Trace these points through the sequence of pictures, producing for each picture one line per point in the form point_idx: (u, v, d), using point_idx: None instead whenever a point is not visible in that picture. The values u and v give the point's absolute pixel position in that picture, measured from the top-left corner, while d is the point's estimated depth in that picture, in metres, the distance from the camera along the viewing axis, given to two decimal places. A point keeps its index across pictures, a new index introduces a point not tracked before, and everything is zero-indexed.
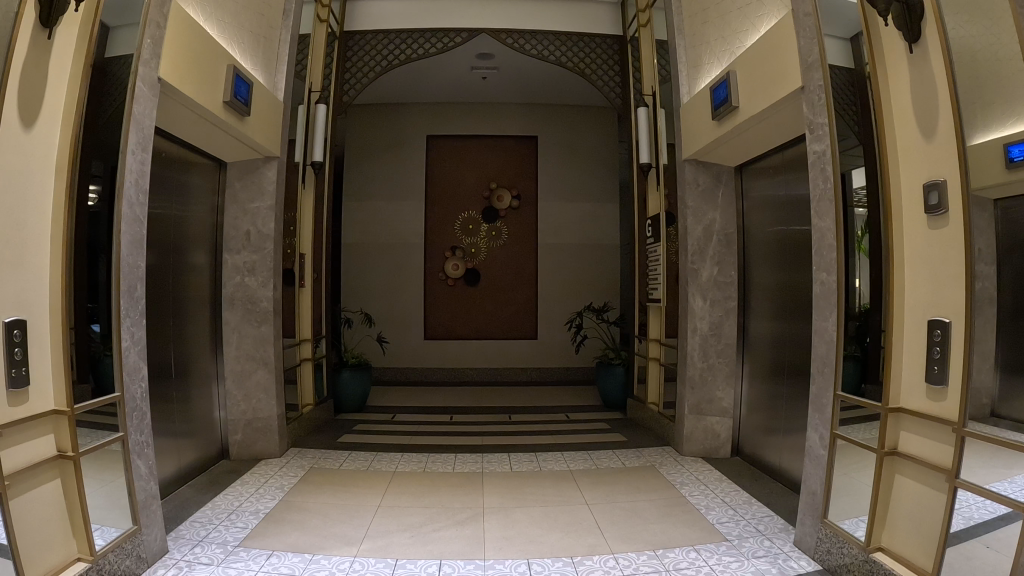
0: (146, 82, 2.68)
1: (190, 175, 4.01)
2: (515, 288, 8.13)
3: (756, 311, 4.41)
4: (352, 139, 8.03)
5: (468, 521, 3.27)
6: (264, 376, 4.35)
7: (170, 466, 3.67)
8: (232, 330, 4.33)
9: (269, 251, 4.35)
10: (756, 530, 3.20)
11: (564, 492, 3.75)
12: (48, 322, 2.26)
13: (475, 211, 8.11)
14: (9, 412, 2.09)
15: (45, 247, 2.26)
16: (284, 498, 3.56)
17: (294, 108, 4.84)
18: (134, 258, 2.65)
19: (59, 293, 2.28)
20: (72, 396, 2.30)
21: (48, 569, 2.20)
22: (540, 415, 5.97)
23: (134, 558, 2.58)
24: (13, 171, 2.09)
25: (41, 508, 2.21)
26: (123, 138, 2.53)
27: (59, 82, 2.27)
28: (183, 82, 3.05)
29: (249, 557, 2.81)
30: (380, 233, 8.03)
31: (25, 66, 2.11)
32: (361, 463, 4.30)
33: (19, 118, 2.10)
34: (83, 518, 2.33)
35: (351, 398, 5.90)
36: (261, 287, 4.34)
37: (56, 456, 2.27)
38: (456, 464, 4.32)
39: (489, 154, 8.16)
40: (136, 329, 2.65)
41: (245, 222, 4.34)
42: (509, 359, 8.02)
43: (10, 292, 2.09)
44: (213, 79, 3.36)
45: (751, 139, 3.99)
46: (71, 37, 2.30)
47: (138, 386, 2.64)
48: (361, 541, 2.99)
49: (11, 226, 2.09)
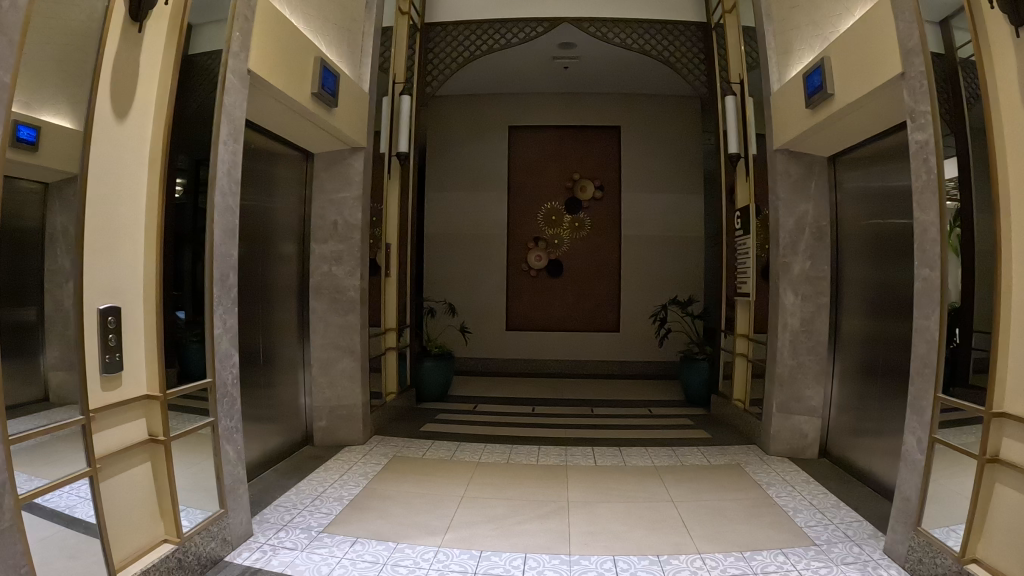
0: (236, 74, 2.72)
1: (278, 167, 4.09)
2: (597, 280, 8.04)
3: (849, 307, 4.21)
4: (435, 130, 8.13)
5: (552, 515, 3.23)
6: (349, 364, 4.40)
7: (256, 449, 3.77)
8: (319, 318, 4.41)
9: (356, 241, 4.40)
10: (846, 536, 3.06)
11: (647, 488, 3.67)
12: (143, 309, 2.34)
13: (560, 201, 8.06)
14: (103, 397, 2.16)
15: (141, 237, 2.32)
16: (367, 486, 3.60)
17: (379, 100, 4.83)
18: (226, 248, 2.70)
19: (151, 278, 2.35)
20: (163, 382, 2.37)
21: (136, 549, 2.27)
22: (620, 410, 5.88)
23: (219, 540, 2.64)
24: (105, 163, 2.15)
25: (131, 489, 2.29)
26: (213, 129, 2.59)
27: (151, 73, 2.33)
28: (273, 74, 3.11)
29: (333, 543, 2.84)
30: (464, 223, 8.10)
31: (114, 60, 2.16)
32: (445, 452, 4.34)
33: (111, 109, 2.16)
34: (171, 501, 2.40)
35: (435, 386, 5.94)
36: (347, 276, 4.40)
37: (147, 440, 2.35)
38: (540, 456, 4.30)
39: (571, 145, 8.07)
40: (229, 317, 2.71)
41: (331, 212, 4.41)
42: (591, 351, 7.95)
43: (103, 281, 2.15)
44: (301, 71, 3.42)
45: (849, 128, 3.78)
46: (158, 33, 2.35)
47: (229, 372, 2.70)
48: (444, 532, 2.99)
49: (106, 216, 2.16)
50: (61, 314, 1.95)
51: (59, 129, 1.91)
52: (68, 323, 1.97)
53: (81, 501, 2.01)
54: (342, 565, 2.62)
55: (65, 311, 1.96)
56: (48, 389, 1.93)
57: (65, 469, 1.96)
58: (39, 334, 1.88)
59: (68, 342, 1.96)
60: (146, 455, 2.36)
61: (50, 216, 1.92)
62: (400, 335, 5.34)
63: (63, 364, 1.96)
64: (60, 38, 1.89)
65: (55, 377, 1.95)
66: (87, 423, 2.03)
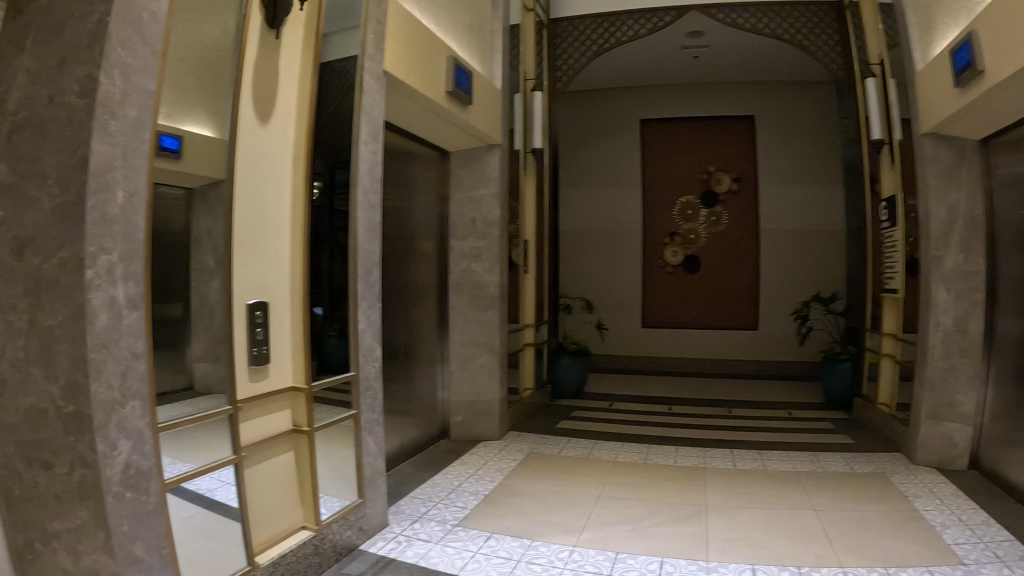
0: (374, 76, 2.77)
1: (413, 167, 4.17)
2: (734, 276, 7.77)
3: (1009, 304, 3.83)
4: (566, 128, 8.21)
5: (689, 519, 3.13)
6: (489, 360, 4.43)
7: (394, 441, 3.87)
8: (459, 315, 4.46)
9: (494, 238, 4.41)
10: (997, 556, 2.78)
11: (788, 495, 3.50)
12: (290, 302, 2.43)
13: (695, 195, 7.84)
14: (251, 387, 2.25)
15: (287, 233, 2.41)
16: (502, 481, 3.61)
17: (512, 96, 4.81)
18: (370, 245, 2.77)
19: (298, 273, 2.44)
20: (308, 375, 2.45)
21: (275, 533, 2.35)
22: (761, 411, 5.64)
23: (356, 529, 2.71)
24: (252, 163, 2.24)
25: (273, 476, 2.37)
26: (353, 128, 2.66)
27: (290, 76, 2.40)
28: (408, 74, 3.17)
29: (468, 537, 2.86)
30: (601, 219, 8.10)
31: (256, 65, 2.24)
32: (581, 450, 4.31)
33: (255, 112, 2.24)
34: (310, 490, 2.46)
35: (570, 383, 5.92)
36: (487, 273, 4.42)
37: (291, 430, 2.44)
38: (678, 458, 4.19)
39: (704, 136, 7.83)
40: (372, 311, 2.78)
41: (469, 209, 4.44)
42: (727, 350, 7.71)
43: (253, 276, 2.24)
44: (437, 71, 3.48)
45: (1005, 107, 3.44)
46: (296, 36, 2.42)
47: (371, 366, 2.77)
48: (580, 531, 2.95)
49: (254, 214, 2.25)
50: (205, 310, 1.99)
51: (201, 139, 1.97)
52: (213, 318, 2.02)
53: (223, 486, 2.07)
54: (477, 560, 2.62)
55: (210, 308, 2.01)
56: (195, 378, 1.97)
57: (209, 455, 2.01)
58: (187, 326, 1.93)
59: (214, 336, 2.02)
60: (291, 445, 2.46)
61: (196, 220, 1.98)
62: (537, 331, 5.34)
63: (209, 355, 2.02)
64: (200, 49, 1.94)
65: (201, 369, 2.00)
66: (233, 413, 2.08)
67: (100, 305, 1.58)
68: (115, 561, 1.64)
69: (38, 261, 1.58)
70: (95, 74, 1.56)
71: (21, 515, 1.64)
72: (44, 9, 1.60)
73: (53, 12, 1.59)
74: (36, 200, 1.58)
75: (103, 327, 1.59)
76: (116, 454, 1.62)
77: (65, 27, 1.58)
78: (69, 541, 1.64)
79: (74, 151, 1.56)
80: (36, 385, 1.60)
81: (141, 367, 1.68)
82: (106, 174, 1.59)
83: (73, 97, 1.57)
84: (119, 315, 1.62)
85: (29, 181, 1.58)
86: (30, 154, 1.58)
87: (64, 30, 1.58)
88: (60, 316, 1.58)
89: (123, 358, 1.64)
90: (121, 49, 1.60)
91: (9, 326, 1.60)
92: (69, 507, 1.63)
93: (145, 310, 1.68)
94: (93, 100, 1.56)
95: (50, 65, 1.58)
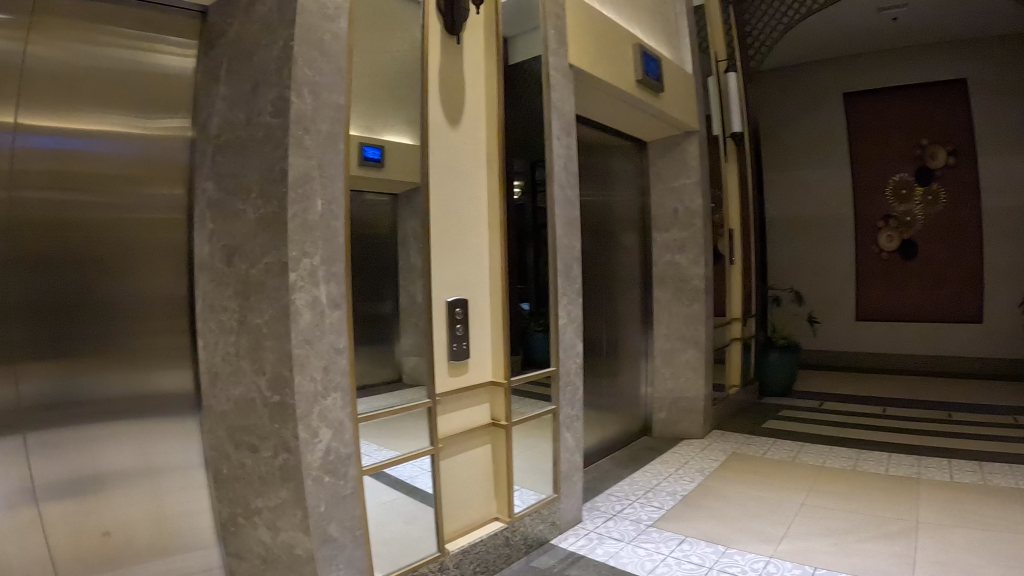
0: (559, 70, 2.64)
1: (607, 164, 4.12)
2: (958, 260, 6.68)
3: None
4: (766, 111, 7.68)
5: (899, 535, 2.86)
6: (694, 356, 4.28)
7: (594, 437, 3.88)
8: (663, 308, 4.38)
9: (698, 228, 4.24)
10: None
11: (1011, 515, 3.07)
12: (490, 299, 2.38)
13: (909, 171, 6.86)
14: (448, 381, 2.23)
15: (484, 233, 2.35)
16: (702, 482, 3.54)
17: (706, 81, 4.62)
18: (569, 241, 2.69)
19: (495, 271, 2.37)
20: (507, 369, 2.38)
21: (465, 522, 2.32)
22: (984, 415, 5.12)
23: (549, 523, 2.63)
24: (443, 169, 2.19)
25: (470, 467, 2.36)
26: (545, 123, 2.55)
27: (472, 81, 2.33)
28: (595, 63, 3.00)
29: (661, 539, 2.77)
30: (811, 205, 7.42)
31: (439, 74, 2.19)
32: (787, 453, 4.10)
33: (443, 117, 2.19)
34: (505, 481, 2.41)
35: (778, 378, 5.67)
36: (692, 265, 4.26)
37: (490, 424, 2.41)
38: (892, 466, 3.88)
39: (913, 106, 6.85)
40: (573, 305, 2.68)
41: (670, 199, 4.33)
42: (950, 345, 6.65)
43: (449, 272, 2.20)
44: (629, 61, 3.38)
45: None
46: (474, 41, 2.35)
47: (571, 362, 2.68)
48: (779, 541, 2.78)
49: (445, 216, 2.19)
50: (410, 309, 1.94)
51: (402, 148, 1.88)
52: (419, 319, 1.93)
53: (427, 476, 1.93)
54: (667, 564, 2.52)
55: (412, 307, 1.95)
56: (400, 373, 1.93)
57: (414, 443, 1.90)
58: (393, 324, 1.94)
59: (419, 334, 1.93)
60: (486, 438, 2.43)
61: (401, 222, 1.93)
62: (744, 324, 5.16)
63: (416, 349, 1.94)
64: (383, 51, 1.83)
65: (408, 362, 1.94)
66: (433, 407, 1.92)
67: (303, 306, 1.55)
68: (310, 542, 1.57)
69: (246, 265, 1.59)
70: (285, 92, 1.53)
71: (228, 490, 1.67)
72: (236, 38, 1.63)
73: (246, 37, 1.61)
74: (242, 213, 1.59)
75: (307, 326, 1.56)
76: (316, 442, 1.57)
77: (255, 55, 1.59)
78: (270, 517, 1.62)
79: (273, 166, 1.54)
80: (246, 376, 1.61)
81: (344, 361, 1.63)
82: (305, 185, 1.56)
83: (268, 117, 1.56)
84: (321, 313, 1.59)
85: (234, 197, 1.61)
86: (234, 171, 1.61)
87: (255, 57, 1.59)
88: (266, 314, 1.56)
89: (325, 353, 1.60)
90: (307, 68, 1.56)
91: (221, 324, 1.64)
92: (271, 486, 1.61)
93: (348, 309, 1.64)
94: (289, 118, 1.53)
95: (248, 89, 1.60)
